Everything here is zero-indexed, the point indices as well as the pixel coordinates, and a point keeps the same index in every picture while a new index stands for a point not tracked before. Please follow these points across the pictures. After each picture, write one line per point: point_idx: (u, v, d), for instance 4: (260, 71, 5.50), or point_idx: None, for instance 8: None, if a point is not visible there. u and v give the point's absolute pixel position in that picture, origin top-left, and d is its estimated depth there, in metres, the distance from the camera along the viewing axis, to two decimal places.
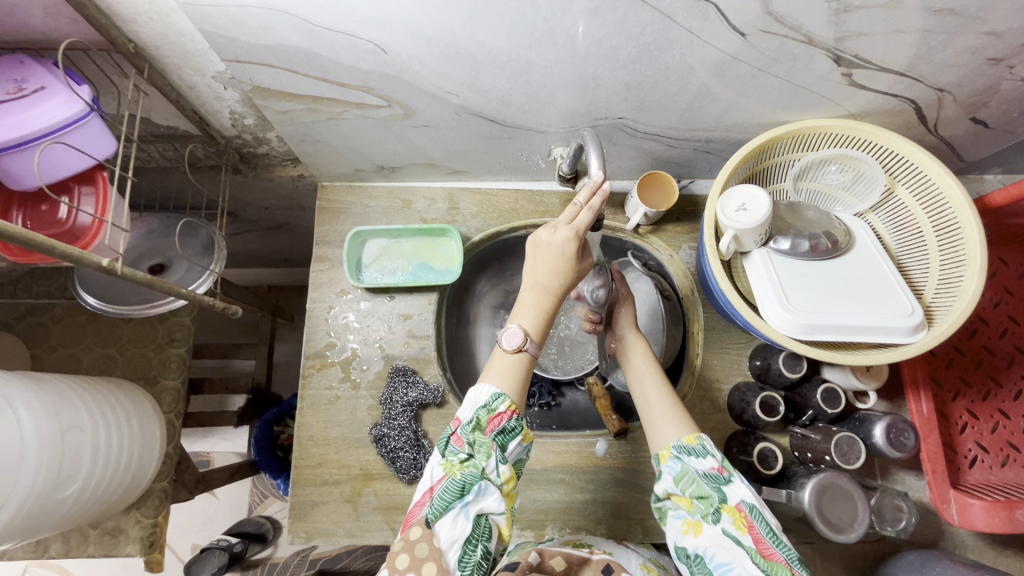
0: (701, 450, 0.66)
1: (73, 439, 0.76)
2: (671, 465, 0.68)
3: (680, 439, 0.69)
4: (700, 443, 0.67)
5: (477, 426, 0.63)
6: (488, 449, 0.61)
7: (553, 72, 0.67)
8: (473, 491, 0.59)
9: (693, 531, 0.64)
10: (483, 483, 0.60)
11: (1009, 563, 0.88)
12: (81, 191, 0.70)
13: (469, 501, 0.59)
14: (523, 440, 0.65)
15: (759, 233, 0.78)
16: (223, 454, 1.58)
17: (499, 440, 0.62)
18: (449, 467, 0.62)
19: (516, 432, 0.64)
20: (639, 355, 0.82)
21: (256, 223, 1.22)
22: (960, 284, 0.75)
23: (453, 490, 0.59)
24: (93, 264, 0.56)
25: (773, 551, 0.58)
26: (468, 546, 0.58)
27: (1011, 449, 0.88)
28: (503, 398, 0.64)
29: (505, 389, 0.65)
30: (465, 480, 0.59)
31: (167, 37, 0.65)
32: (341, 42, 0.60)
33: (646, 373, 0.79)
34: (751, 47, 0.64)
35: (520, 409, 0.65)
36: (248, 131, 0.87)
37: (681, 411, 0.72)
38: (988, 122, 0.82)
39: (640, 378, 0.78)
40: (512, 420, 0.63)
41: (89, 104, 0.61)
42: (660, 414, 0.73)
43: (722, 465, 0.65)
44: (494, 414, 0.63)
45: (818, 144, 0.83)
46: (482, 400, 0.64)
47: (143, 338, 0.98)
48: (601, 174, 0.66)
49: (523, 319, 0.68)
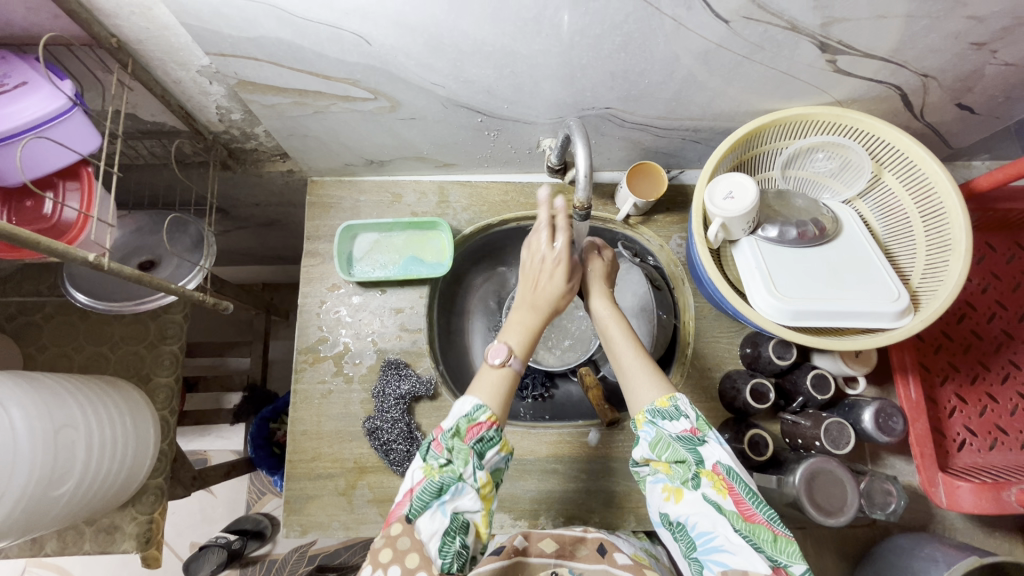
0: (674, 411, 0.67)
1: (67, 437, 0.77)
2: (647, 431, 0.68)
3: (653, 402, 0.69)
4: (673, 405, 0.67)
5: (457, 433, 0.63)
6: (466, 456, 0.62)
7: (539, 61, 0.67)
8: (450, 491, 0.61)
9: (675, 498, 0.64)
10: (459, 485, 0.61)
11: (998, 544, 0.89)
12: (67, 186, 0.70)
13: (445, 499, 0.61)
14: (502, 450, 0.66)
15: (746, 220, 0.78)
16: (220, 452, 1.58)
17: (477, 447, 0.63)
18: (428, 469, 0.63)
19: (495, 442, 0.64)
20: (617, 327, 0.79)
21: (247, 220, 1.22)
22: (946, 269, 0.75)
23: (431, 490, 0.60)
24: (78, 258, 0.56)
25: (755, 513, 0.60)
26: (447, 538, 0.59)
27: (999, 432, 0.89)
28: (484, 409, 0.65)
29: (488, 402, 0.66)
30: (442, 481, 0.61)
31: (150, 31, 0.65)
32: (325, 34, 0.60)
33: (624, 341, 0.77)
34: (736, 34, 0.64)
35: (500, 419, 0.66)
36: (235, 126, 0.87)
37: (657, 372, 0.73)
38: (974, 108, 0.83)
39: (619, 346, 0.77)
40: (491, 430, 0.64)
41: (72, 99, 0.61)
42: (636, 378, 0.73)
43: (696, 427, 0.65)
44: (475, 423, 0.64)
45: (805, 131, 0.83)
46: (464, 411, 0.65)
47: (135, 335, 0.98)
48: (547, 188, 0.67)
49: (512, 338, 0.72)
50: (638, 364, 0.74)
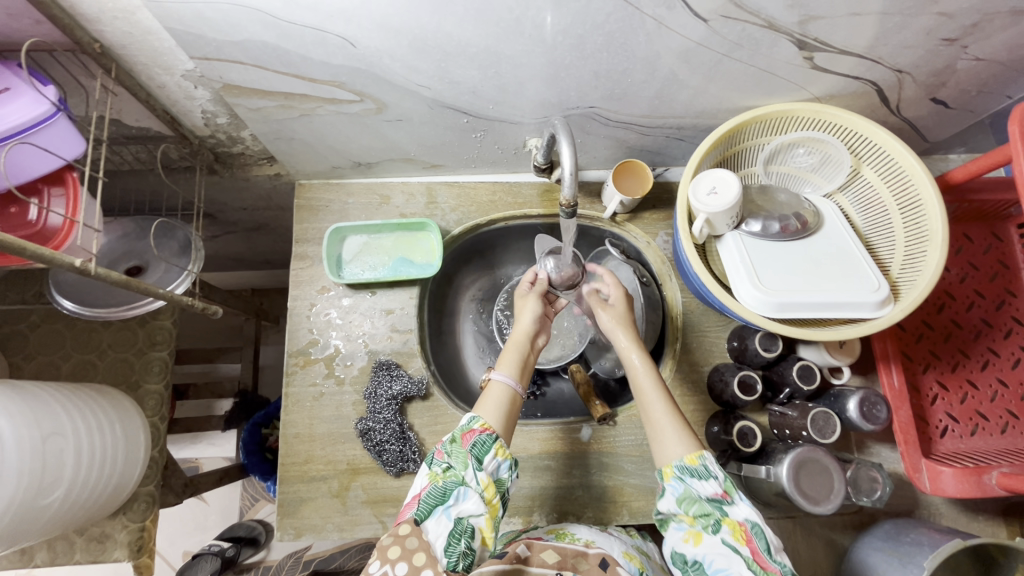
0: (705, 471, 0.66)
1: (54, 445, 0.76)
2: (673, 485, 0.67)
3: (682, 458, 0.68)
4: (702, 464, 0.67)
5: (456, 440, 0.68)
6: (464, 458, 0.65)
7: (522, 62, 0.68)
8: (454, 494, 0.63)
9: (693, 540, 0.64)
10: (461, 488, 0.63)
11: (981, 527, 0.91)
12: (51, 192, 0.69)
13: (450, 504, 0.63)
14: (501, 455, 0.68)
15: (730, 215, 0.80)
16: (212, 459, 1.57)
17: (474, 452, 0.66)
18: (433, 475, 0.66)
19: (491, 445, 0.67)
20: (649, 377, 0.77)
21: (235, 225, 1.21)
22: (923, 259, 0.77)
23: (436, 494, 0.63)
24: (63, 263, 0.56)
25: (770, 564, 0.60)
26: (452, 539, 0.60)
27: (980, 418, 0.91)
28: (477, 418, 0.70)
29: (481, 413, 0.71)
30: (446, 486, 0.64)
31: (133, 35, 0.65)
32: (309, 37, 0.61)
33: (654, 392, 0.75)
34: (715, 33, 0.66)
35: (496, 428, 0.69)
36: (221, 130, 0.87)
37: (685, 428, 0.71)
38: (948, 102, 0.85)
39: (648, 399, 0.75)
40: (483, 434, 0.68)
41: (55, 104, 0.61)
42: (663, 430, 0.72)
43: (725, 489, 0.65)
44: (468, 430, 0.68)
45: (786, 127, 0.84)
46: (461, 423, 0.70)
47: (124, 342, 0.97)
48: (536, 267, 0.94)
49: (500, 362, 0.78)
50: (669, 420, 0.72)
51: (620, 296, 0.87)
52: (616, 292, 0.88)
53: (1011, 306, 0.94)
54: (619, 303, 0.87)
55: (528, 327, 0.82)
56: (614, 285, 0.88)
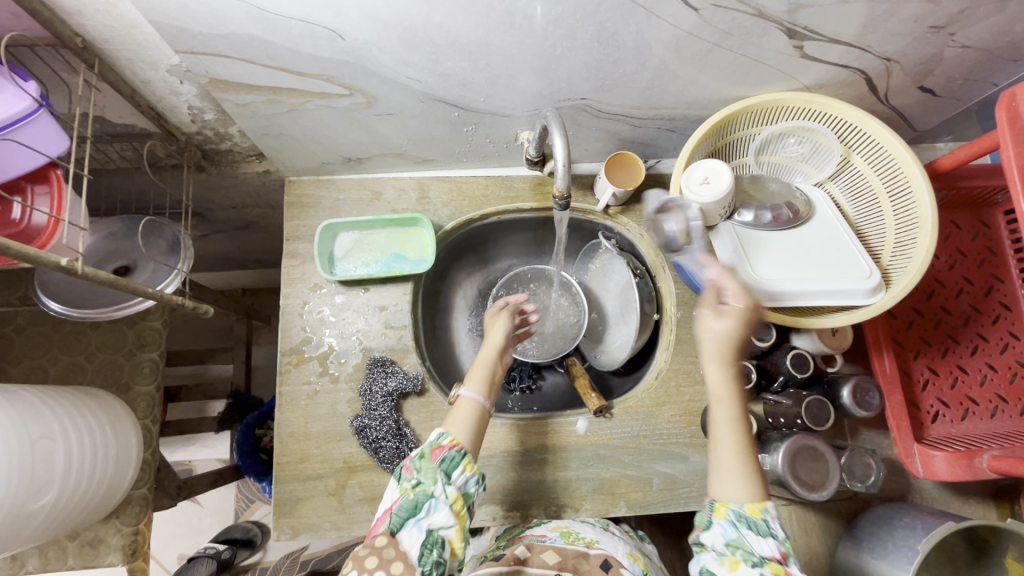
0: (765, 527, 0.62)
1: (44, 448, 0.75)
2: (724, 527, 0.64)
3: (744, 507, 0.64)
4: (764, 520, 0.62)
5: (423, 456, 0.68)
6: (433, 473, 0.66)
7: (513, 53, 0.68)
8: (424, 507, 0.63)
9: (729, 567, 0.61)
10: (432, 501, 0.63)
11: (972, 509, 0.93)
12: (35, 190, 0.68)
13: (421, 516, 0.62)
14: (470, 470, 0.68)
15: (722, 206, 0.80)
16: (205, 461, 1.55)
17: (443, 467, 0.67)
18: (403, 489, 0.65)
19: (459, 461, 0.67)
20: (727, 409, 0.68)
21: (224, 224, 1.20)
22: (914, 246, 0.78)
23: (407, 507, 0.63)
24: (49, 263, 0.55)
25: None
26: (424, 550, 0.60)
27: (970, 403, 0.92)
28: (446, 435, 0.70)
29: (450, 429, 0.72)
30: (417, 498, 0.63)
31: (116, 29, 0.64)
32: (297, 29, 0.60)
33: (729, 429, 0.67)
34: (705, 22, 0.66)
35: (463, 445, 0.70)
36: (209, 127, 0.86)
37: (753, 475, 0.66)
38: (935, 91, 0.86)
39: (721, 433, 0.68)
40: (452, 451, 0.68)
41: (37, 99, 0.60)
42: (729, 470, 0.66)
43: (783, 552, 0.60)
44: (437, 446, 0.69)
45: (776, 117, 0.85)
46: (430, 439, 0.71)
47: (113, 344, 0.96)
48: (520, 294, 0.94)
49: (468, 379, 0.79)
50: (737, 464, 0.66)
51: (737, 313, 0.66)
52: (733, 305, 0.66)
53: (999, 292, 0.95)
54: (731, 320, 0.66)
55: (497, 343, 0.83)
56: (737, 289, 0.66)
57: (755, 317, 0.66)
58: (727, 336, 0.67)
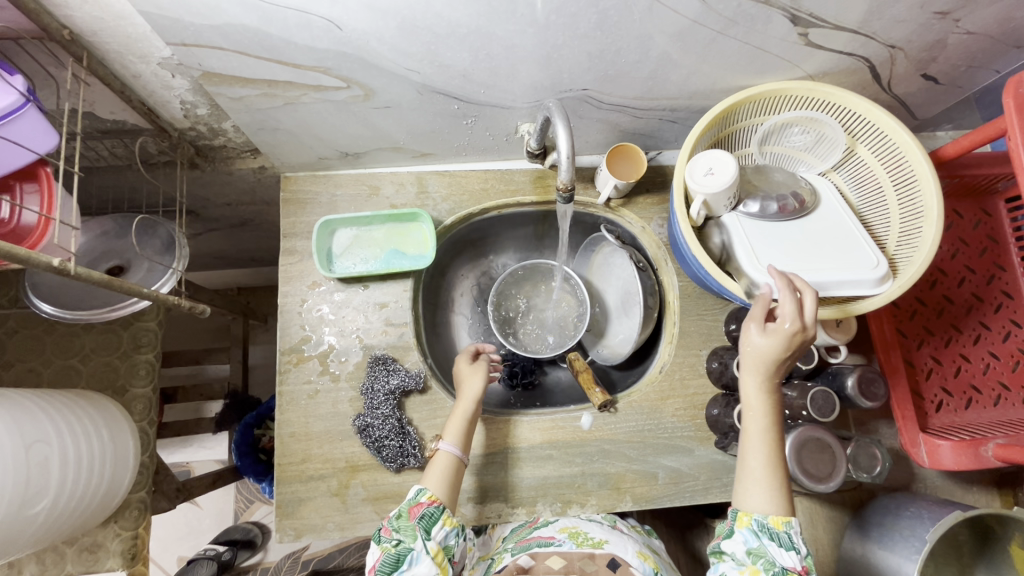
0: (787, 540, 0.67)
1: (39, 454, 0.73)
2: (746, 536, 0.68)
3: (766, 516, 0.68)
4: (786, 533, 0.67)
5: (402, 515, 0.73)
6: (413, 531, 0.71)
7: (514, 43, 0.66)
8: (406, 560, 0.69)
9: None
10: (413, 554, 0.69)
11: (975, 497, 0.93)
12: (24, 188, 0.66)
13: (404, 569, 0.69)
14: (449, 524, 0.74)
15: (727, 196, 0.79)
16: (203, 462, 1.54)
17: (422, 524, 0.72)
18: (384, 547, 0.71)
19: (439, 517, 0.73)
20: (758, 423, 0.72)
21: (219, 221, 1.18)
22: (920, 235, 0.77)
23: (390, 562, 0.69)
24: (41, 264, 0.53)
25: None
26: None
27: (973, 391, 0.92)
28: (424, 491, 0.74)
29: (428, 486, 0.75)
30: (399, 552, 0.69)
31: (105, 21, 0.62)
32: (293, 19, 0.58)
33: (758, 441, 0.71)
34: (710, 10, 0.64)
35: (443, 499, 0.74)
36: (202, 122, 0.84)
37: (778, 486, 0.70)
38: (938, 78, 0.85)
39: (750, 442, 0.72)
40: (430, 507, 0.73)
41: (24, 93, 0.58)
42: (754, 479, 0.70)
43: (802, 565, 0.66)
44: (415, 503, 0.73)
45: (779, 107, 0.84)
46: (409, 495, 0.75)
47: (108, 345, 0.94)
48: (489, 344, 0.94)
49: (445, 432, 0.81)
50: (765, 476, 0.70)
51: (783, 335, 0.68)
52: (779, 326, 0.68)
53: (1001, 280, 0.95)
54: (776, 341, 0.69)
55: (472, 394, 0.84)
56: (789, 311, 0.67)
57: (801, 340, 0.67)
58: (769, 356, 0.70)
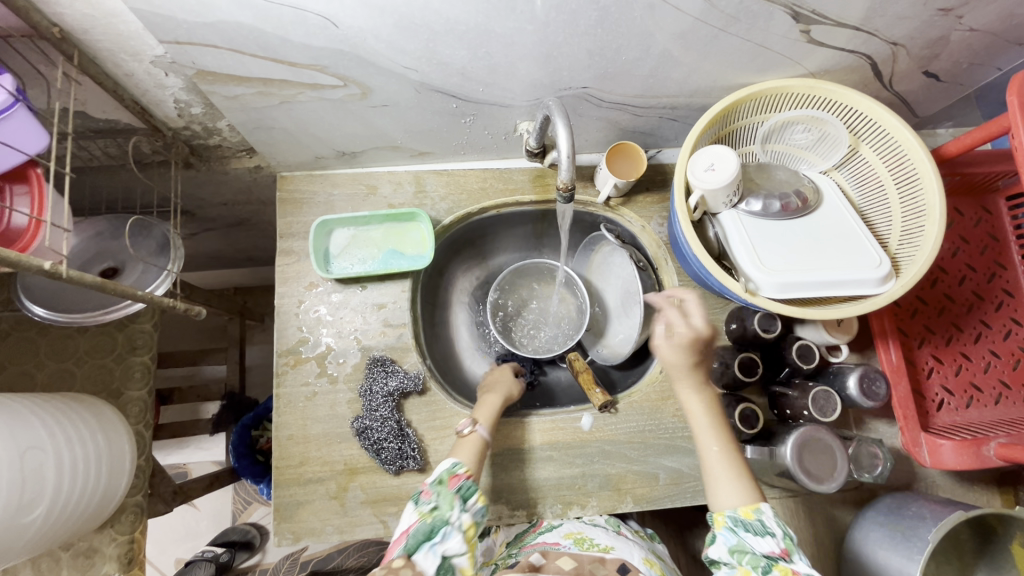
0: (760, 526, 0.66)
1: (34, 460, 0.72)
2: (726, 535, 0.67)
3: (736, 509, 0.68)
4: (758, 518, 0.66)
5: (442, 483, 0.73)
6: (451, 500, 0.71)
7: (514, 40, 0.65)
8: (440, 532, 0.68)
9: None
10: (447, 527, 0.68)
11: (976, 496, 0.93)
12: (14, 190, 0.65)
13: (436, 541, 0.67)
14: (482, 500, 0.73)
15: (727, 193, 0.78)
16: (200, 464, 1.53)
17: (460, 493, 0.72)
18: (421, 513, 0.71)
19: (475, 490, 0.73)
20: (701, 423, 0.74)
21: (215, 221, 1.16)
22: (921, 234, 0.77)
23: (424, 531, 0.68)
24: (32, 267, 0.52)
25: None
26: None
27: (975, 390, 0.92)
28: (460, 464, 0.75)
29: (462, 459, 0.77)
30: (434, 523, 0.68)
31: (95, 18, 0.61)
32: (288, 16, 0.57)
33: (707, 437, 0.73)
34: (712, 7, 0.64)
35: (474, 474, 0.76)
36: (196, 121, 0.83)
37: (739, 475, 0.70)
38: (940, 75, 0.85)
39: (702, 442, 0.74)
40: (468, 480, 0.73)
41: (12, 93, 0.57)
42: (716, 475, 0.71)
43: (784, 547, 0.64)
44: (454, 474, 0.74)
45: (780, 105, 0.83)
46: (445, 465, 0.76)
47: (102, 348, 0.93)
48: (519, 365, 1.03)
49: (478, 415, 0.84)
50: (724, 470, 0.71)
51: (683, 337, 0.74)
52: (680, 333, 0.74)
53: (1002, 278, 0.95)
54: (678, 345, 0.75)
55: (509, 393, 0.91)
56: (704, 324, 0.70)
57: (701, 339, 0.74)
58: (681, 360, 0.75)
